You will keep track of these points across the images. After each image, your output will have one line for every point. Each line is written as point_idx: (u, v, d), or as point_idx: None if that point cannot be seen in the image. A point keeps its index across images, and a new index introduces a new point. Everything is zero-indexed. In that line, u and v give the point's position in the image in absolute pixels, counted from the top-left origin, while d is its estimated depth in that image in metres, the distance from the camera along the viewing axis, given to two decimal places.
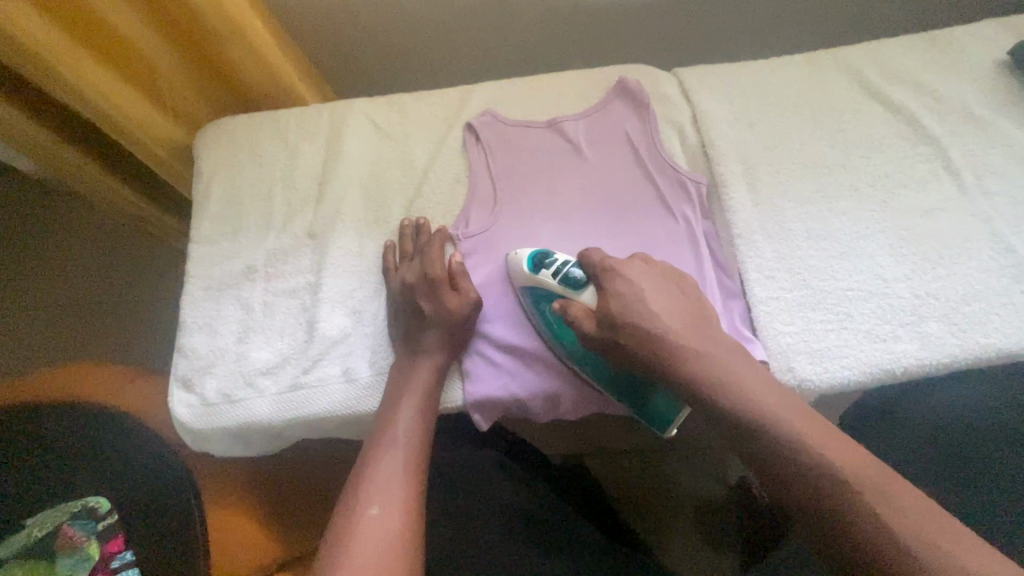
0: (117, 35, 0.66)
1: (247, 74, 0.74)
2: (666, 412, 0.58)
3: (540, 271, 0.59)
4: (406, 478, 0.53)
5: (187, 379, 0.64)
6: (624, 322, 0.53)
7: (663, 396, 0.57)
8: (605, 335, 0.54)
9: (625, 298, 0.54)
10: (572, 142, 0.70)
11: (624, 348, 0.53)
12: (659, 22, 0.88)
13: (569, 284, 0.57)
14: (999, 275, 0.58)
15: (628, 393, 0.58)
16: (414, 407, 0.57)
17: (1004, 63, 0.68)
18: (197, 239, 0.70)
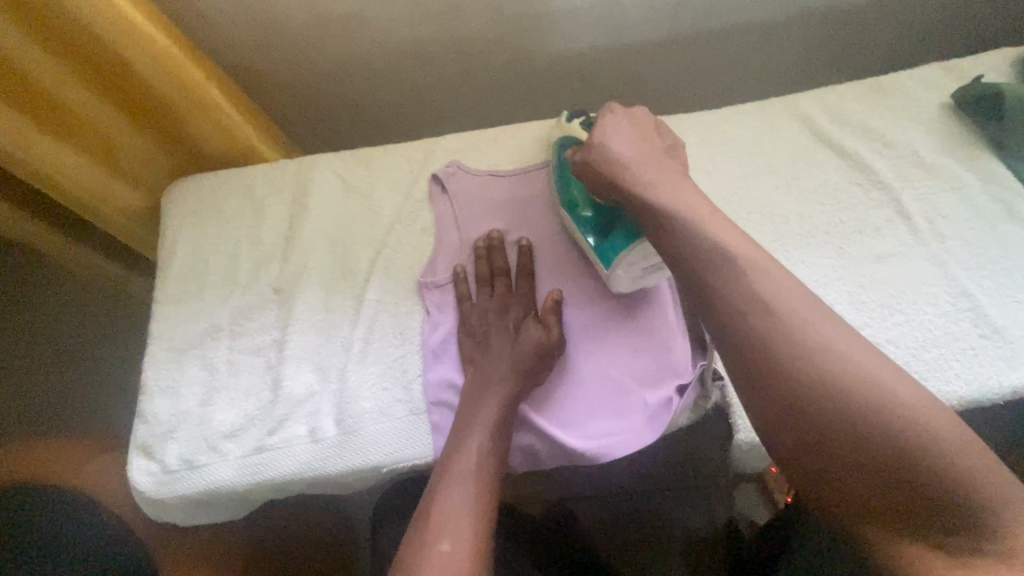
0: (80, 119, 0.67)
1: (205, 132, 0.74)
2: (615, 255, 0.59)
3: None
4: (474, 513, 0.47)
5: (147, 445, 0.62)
6: (600, 147, 0.55)
7: (621, 231, 0.59)
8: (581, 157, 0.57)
9: (608, 132, 0.56)
10: (537, 193, 0.71)
11: (598, 180, 0.56)
12: (619, 72, 0.91)
13: None
14: (956, 318, 0.59)
15: (598, 225, 0.62)
16: (484, 435, 0.53)
17: (947, 108, 0.71)
18: (161, 298, 0.69)
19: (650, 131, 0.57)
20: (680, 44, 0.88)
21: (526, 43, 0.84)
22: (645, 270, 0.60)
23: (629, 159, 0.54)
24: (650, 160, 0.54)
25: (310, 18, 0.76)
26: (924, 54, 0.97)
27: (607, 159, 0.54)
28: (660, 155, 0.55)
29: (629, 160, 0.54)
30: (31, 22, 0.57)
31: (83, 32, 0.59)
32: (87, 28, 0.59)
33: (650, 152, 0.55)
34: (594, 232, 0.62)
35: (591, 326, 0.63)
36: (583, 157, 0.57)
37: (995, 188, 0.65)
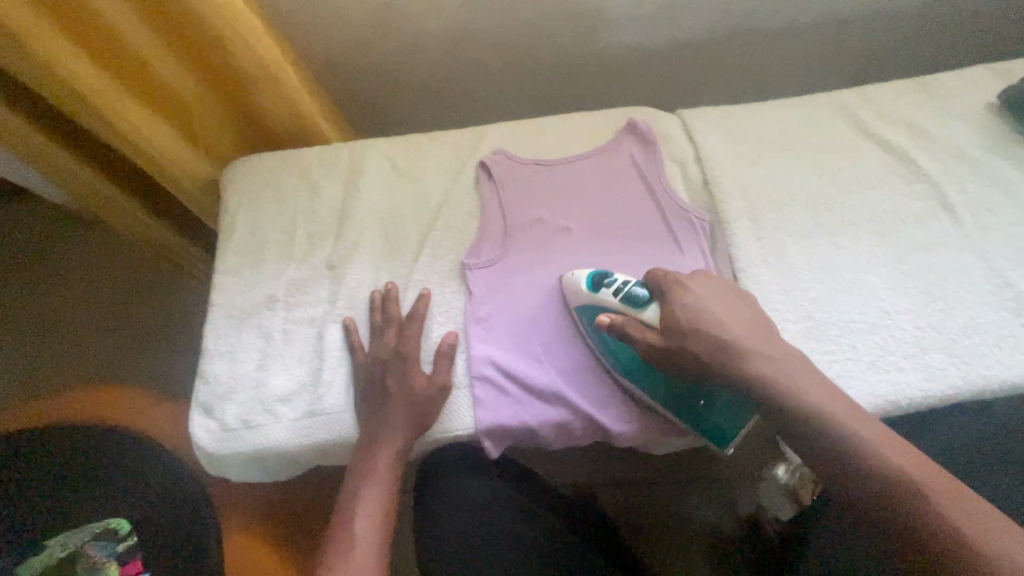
0: (163, 81, 0.73)
1: (272, 111, 0.79)
2: (735, 424, 0.61)
3: (601, 288, 0.61)
4: (377, 553, 0.56)
5: (207, 405, 0.66)
6: (693, 330, 0.55)
7: (724, 407, 0.60)
8: (669, 344, 0.55)
9: (692, 311, 0.56)
10: (582, 179, 0.73)
11: (689, 358, 0.55)
12: (660, 67, 0.93)
13: (633, 300, 0.59)
14: (998, 308, 0.60)
15: (681, 400, 0.60)
16: (387, 462, 0.59)
17: (993, 106, 0.71)
18: (221, 269, 0.73)
19: (725, 292, 0.58)
20: (723, 41, 0.89)
21: (572, 36, 0.86)
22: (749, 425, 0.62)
23: (732, 329, 0.55)
24: (748, 330, 0.55)
25: (368, 9, 0.80)
26: (969, 55, 0.96)
27: (703, 342, 0.54)
28: (755, 321, 0.56)
29: (729, 328, 0.54)
30: None
31: (188, 14, 0.65)
32: (191, 13, 0.65)
33: (741, 325, 0.55)
34: (693, 415, 0.60)
35: None
36: (673, 344, 0.55)
37: None
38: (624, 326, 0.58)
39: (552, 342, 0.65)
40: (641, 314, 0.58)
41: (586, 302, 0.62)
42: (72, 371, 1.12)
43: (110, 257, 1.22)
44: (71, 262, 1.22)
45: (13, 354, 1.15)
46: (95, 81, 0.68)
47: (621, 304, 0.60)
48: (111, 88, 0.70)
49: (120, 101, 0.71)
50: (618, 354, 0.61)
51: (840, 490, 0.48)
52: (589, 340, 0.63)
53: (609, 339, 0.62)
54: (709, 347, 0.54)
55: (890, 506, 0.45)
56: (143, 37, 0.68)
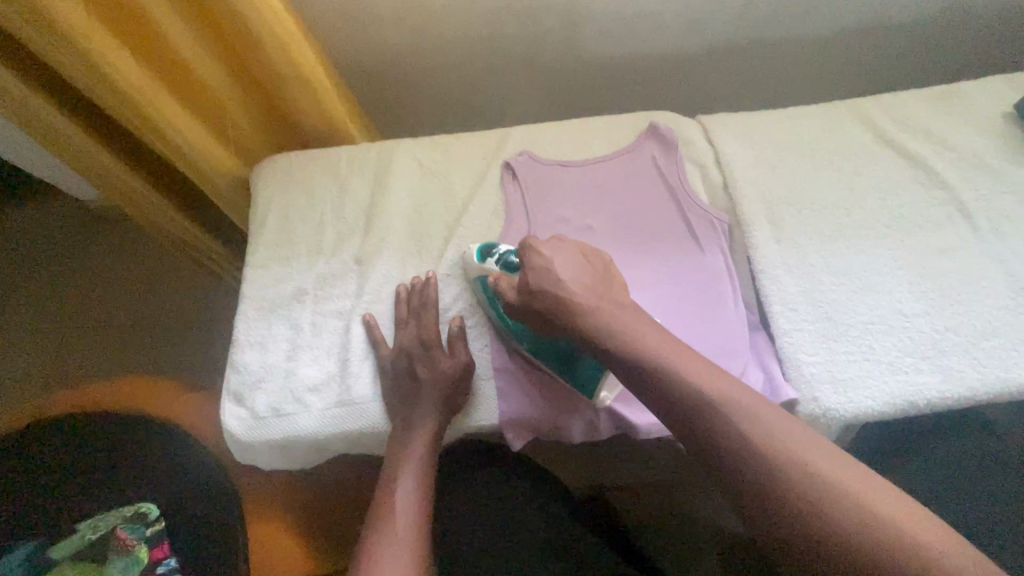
0: (203, 82, 0.76)
1: (304, 109, 0.81)
2: (590, 379, 0.62)
3: (487, 258, 0.67)
4: (415, 528, 0.57)
5: (238, 393, 0.68)
6: (540, 290, 0.58)
7: (584, 362, 0.62)
8: (524, 302, 0.60)
9: (540, 268, 0.59)
10: (604, 180, 0.75)
11: (543, 316, 0.59)
12: (680, 74, 0.95)
13: (507, 266, 0.65)
14: (1016, 312, 0.62)
15: (550, 356, 0.64)
16: (423, 444, 0.62)
17: (1010, 115, 0.73)
18: (252, 262, 0.76)
19: (577, 254, 0.61)
20: (742, 49, 0.91)
21: (595, 43, 0.88)
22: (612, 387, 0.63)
23: (574, 288, 0.57)
24: (591, 286, 0.58)
25: (398, 15, 0.82)
26: (984, 67, 0.98)
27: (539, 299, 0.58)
28: (603, 280, 0.59)
29: (572, 285, 0.57)
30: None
31: (232, 17, 0.67)
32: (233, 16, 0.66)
33: (592, 281, 0.59)
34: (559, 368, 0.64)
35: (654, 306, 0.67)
36: (524, 301, 0.60)
37: None
38: (498, 285, 0.63)
39: None
40: (510, 276, 0.63)
41: (473, 268, 0.68)
42: (96, 363, 1.15)
43: (136, 253, 1.24)
44: (97, 257, 1.25)
45: (37, 345, 1.17)
46: (143, 84, 0.70)
47: (501, 267, 0.65)
48: (155, 91, 0.72)
49: (163, 104, 0.73)
50: (506, 318, 0.66)
51: (743, 499, 0.42)
52: (486, 310, 0.68)
53: (495, 302, 0.66)
54: (556, 305, 0.57)
55: (832, 524, 0.39)
56: (186, 36, 0.71)
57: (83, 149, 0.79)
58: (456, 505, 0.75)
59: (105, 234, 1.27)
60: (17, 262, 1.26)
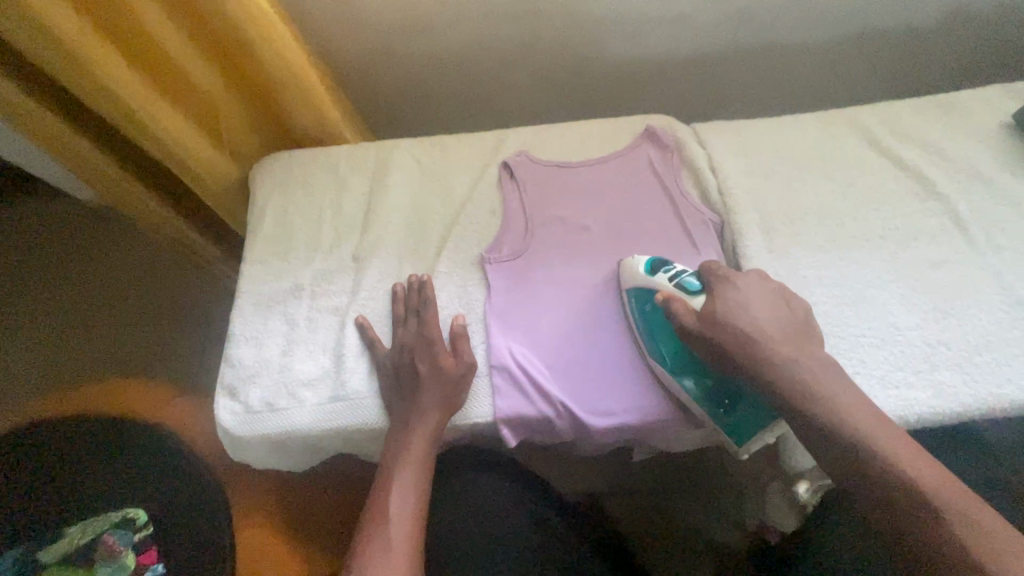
0: (194, 85, 0.77)
1: (295, 108, 0.81)
2: (747, 431, 0.61)
3: (657, 273, 0.63)
4: (410, 531, 0.58)
5: (232, 387, 0.68)
6: (727, 324, 0.57)
7: (750, 411, 0.61)
8: (704, 331, 0.58)
9: (732, 304, 0.59)
10: (601, 183, 0.75)
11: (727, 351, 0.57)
12: (680, 79, 0.96)
13: (684, 287, 0.62)
14: (1010, 325, 0.62)
15: (711, 396, 0.61)
16: (421, 445, 0.61)
17: (1007, 126, 0.73)
18: (249, 258, 0.76)
19: (769, 292, 0.61)
20: (742, 56, 0.92)
21: (595, 47, 0.89)
22: (769, 435, 0.62)
23: (762, 326, 0.57)
24: (731, 316, 0.58)
25: (399, 16, 0.83)
26: (982, 76, 0.98)
27: (722, 330, 0.57)
28: (799, 329, 0.59)
29: (770, 326, 0.58)
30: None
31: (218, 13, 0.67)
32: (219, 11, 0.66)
33: (783, 318, 0.59)
34: (733, 410, 0.61)
35: None
36: (708, 333, 0.58)
37: None
38: (669, 306, 0.60)
39: (569, 337, 0.66)
40: (690, 300, 0.61)
41: (634, 279, 0.65)
42: (94, 360, 1.15)
43: (135, 250, 1.25)
44: (96, 254, 1.25)
45: (35, 342, 1.18)
46: (136, 88, 0.71)
47: (680, 287, 0.62)
48: (149, 95, 0.73)
49: (158, 107, 0.74)
50: (659, 335, 0.63)
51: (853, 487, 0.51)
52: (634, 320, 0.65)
53: (655, 319, 0.64)
54: (745, 343, 0.57)
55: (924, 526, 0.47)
56: (173, 33, 0.71)
57: (78, 147, 0.79)
58: (446, 508, 0.75)
59: (105, 231, 1.27)
60: (15, 259, 1.26)
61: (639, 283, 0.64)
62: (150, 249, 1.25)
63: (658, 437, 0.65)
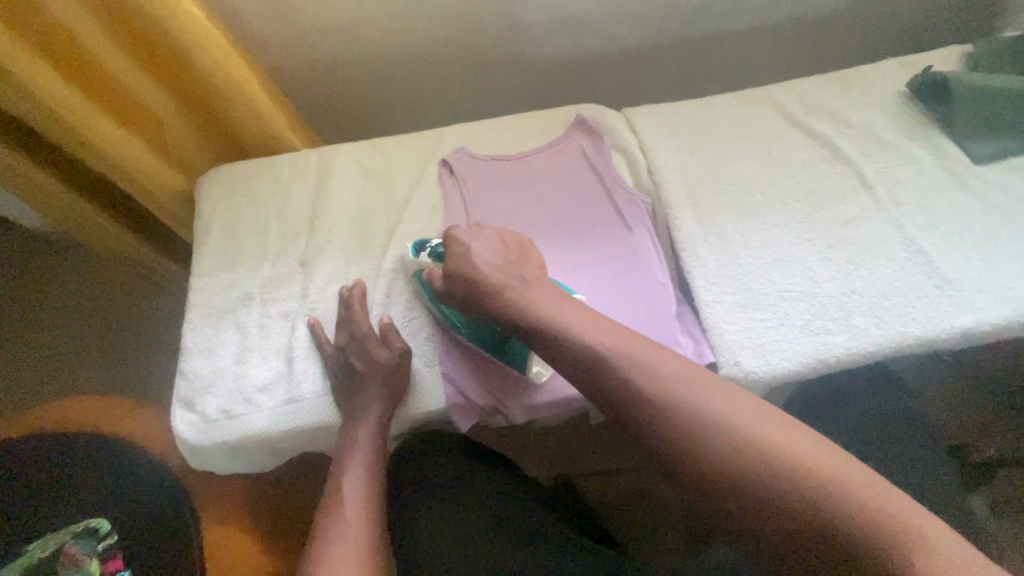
0: (133, 98, 0.77)
1: (241, 112, 0.82)
2: (521, 354, 0.66)
3: (419, 253, 0.71)
4: (363, 502, 0.61)
5: (188, 399, 0.69)
6: (461, 279, 0.63)
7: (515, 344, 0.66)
8: (449, 288, 0.64)
9: (461, 257, 0.63)
10: (536, 173, 0.79)
11: (464, 301, 0.63)
12: (611, 71, 1.01)
13: (437, 257, 0.69)
14: (913, 272, 0.67)
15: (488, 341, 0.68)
16: (371, 426, 0.65)
17: (904, 95, 0.80)
18: (197, 271, 0.77)
19: (494, 240, 0.65)
20: (665, 44, 0.97)
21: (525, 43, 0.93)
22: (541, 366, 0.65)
23: (491, 271, 0.62)
24: (470, 260, 0.63)
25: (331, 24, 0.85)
26: (887, 53, 1.06)
27: (469, 282, 0.62)
28: (519, 259, 0.63)
29: (483, 267, 0.62)
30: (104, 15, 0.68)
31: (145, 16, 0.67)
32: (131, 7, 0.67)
33: (506, 257, 0.63)
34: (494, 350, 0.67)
35: (588, 287, 0.71)
36: (452, 290, 0.64)
37: (948, 163, 0.73)
38: (430, 278, 0.67)
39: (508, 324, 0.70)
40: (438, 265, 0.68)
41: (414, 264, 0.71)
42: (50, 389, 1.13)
43: (86, 276, 1.23)
44: (47, 281, 1.23)
45: None
46: (71, 102, 0.71)
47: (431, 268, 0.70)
48: (85, 107, 0.73)
49: (93, 120, 0.74)
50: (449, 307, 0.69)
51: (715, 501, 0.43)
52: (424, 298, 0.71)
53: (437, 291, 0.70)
54: (474, 288, 0.62)
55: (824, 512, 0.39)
56: (108, 44, 0.71)
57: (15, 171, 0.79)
58: (415, 498, 0.76)
59: (55, 258, 1.25)
60: None
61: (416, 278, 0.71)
62: (102, 273, 1.23)
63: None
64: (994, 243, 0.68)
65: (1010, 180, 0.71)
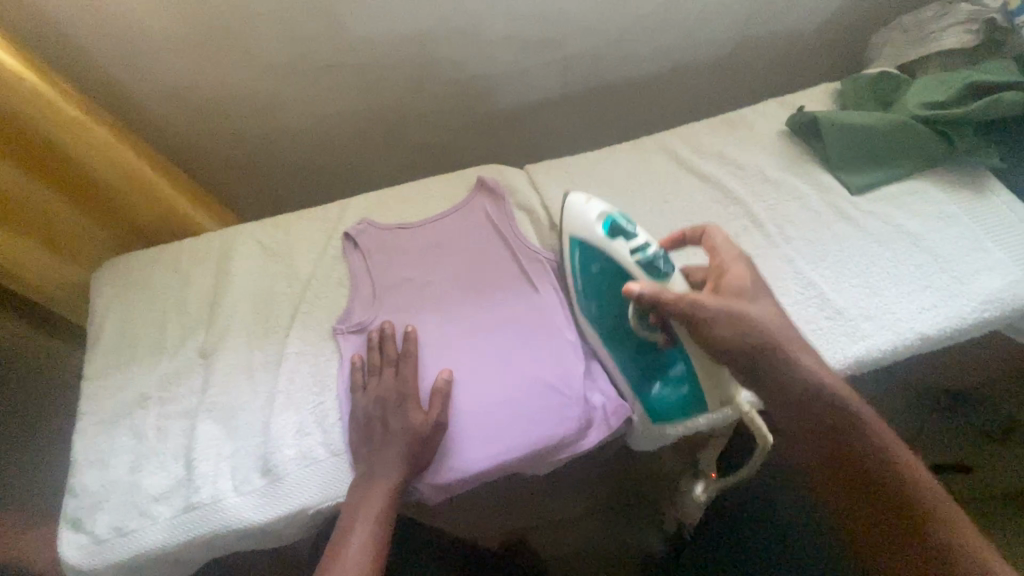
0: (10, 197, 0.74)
1: (121, 197, 0.80)
2: (676, 415, 0.66)
3: (616, 238, 0.64)
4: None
5: (77, 519, 0.64)
6: (739, 321, 0.57)
7: (676, 374, 0.66)
8: (727, 331, 0.56)
9: (738, 294, 0.60)
10: (441, 238, 0.79)
11: (720, 335, 0.57)
12: (513, 122, 1.07)
13: (655, 267, 0.62)
14: (806, 304, 0.69)
15: (645, 362, 0.68)
16: (382, 496, 0.60)
17: (784, 133, 0.84)
18: (88, 374, 0.73)
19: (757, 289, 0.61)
20: (561, 94, 1.03)
21: (426, 95, 0.97)
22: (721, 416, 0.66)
23: (771, 325, 0.57)
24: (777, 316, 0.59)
25: (225, 91, 0.88)
26: (766, 89, 1.15)
27: (736, 325, 0.56)
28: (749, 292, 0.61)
29: (755, 316, 0.57)
30: None
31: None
32: None
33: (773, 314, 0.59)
34: (687, 395, 0.66)
35: (497, 352, 0.70)
36: (716, 322, 0.57)
37: (828, 195, 0.77)
38: (642, 296, 0.57)
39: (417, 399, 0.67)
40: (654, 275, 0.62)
41: (570, 224, 0.69)
42: None
43: None
44: None
45: None
46: None
47: (598, 244, 0.65)
48: None
49: None
50: (592, 274, 0.68)
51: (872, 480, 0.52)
52: (569, 261, 0.70)
53: (597, 263, 0.67)
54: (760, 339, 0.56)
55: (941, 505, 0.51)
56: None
57: None
58: None
59: None
60: None
61: (568, 235, 0.69)
62: None
63: (525, 471, 0.67)
64: (874, 270, 0.71)
65: (883, 209, 0.75)
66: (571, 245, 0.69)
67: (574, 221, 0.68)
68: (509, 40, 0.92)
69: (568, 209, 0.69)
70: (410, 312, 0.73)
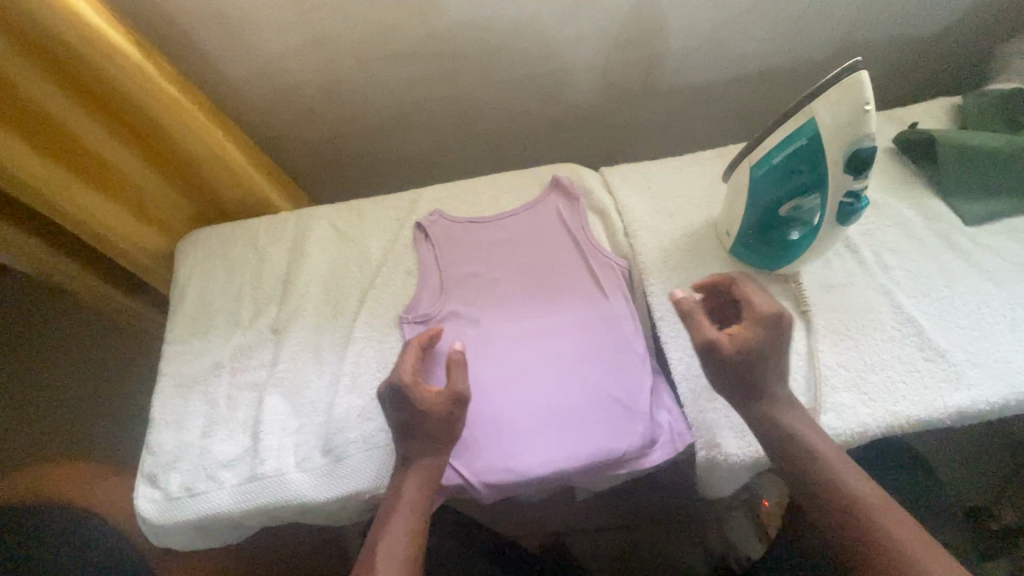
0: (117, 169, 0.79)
1: (205, 173, 0.83)
2: (757, 261, 0.70)
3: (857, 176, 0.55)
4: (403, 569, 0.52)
5: (152, 475, 0.68)
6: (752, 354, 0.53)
7: (777, 253, 0.68)
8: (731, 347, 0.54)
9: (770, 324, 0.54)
10: (511, 236, 0.78)
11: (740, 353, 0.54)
12: (591, 121, 1.04)
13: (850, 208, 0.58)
14: (903, 342, 0.64)
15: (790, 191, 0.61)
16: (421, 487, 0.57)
17: (890, 151, 0.78)
18: (169, 338, 0.76)
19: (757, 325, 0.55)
20: (643, 96, 1.00)
21: (505, 88, 0.95)
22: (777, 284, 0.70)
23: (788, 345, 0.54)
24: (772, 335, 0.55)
25: (311, 77, 0.90)
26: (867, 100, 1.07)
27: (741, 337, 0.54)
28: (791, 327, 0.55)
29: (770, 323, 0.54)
30: (80, 90, 0.71)
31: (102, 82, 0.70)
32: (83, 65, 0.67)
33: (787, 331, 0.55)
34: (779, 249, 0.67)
35: (562, 358, 0.68)
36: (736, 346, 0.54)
37: (936, 223, 0.71)
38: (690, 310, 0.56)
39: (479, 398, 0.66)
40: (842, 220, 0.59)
41: (834, 103, 0.53)
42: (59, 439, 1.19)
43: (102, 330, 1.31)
44: (67, 334, 1.31)
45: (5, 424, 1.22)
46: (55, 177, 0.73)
47: (823, 159, 0.56)
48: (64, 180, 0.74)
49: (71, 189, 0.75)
50: (796, 161, 0.57)
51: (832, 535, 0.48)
52: (778, 136, 0.58)
53: (810, 152, 0.56)
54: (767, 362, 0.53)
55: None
56: (81, 124, 0.73)
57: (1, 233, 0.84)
58: None
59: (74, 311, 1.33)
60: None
61: (812, 109, 0.54)
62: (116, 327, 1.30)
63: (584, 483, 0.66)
64: (987, 312, 0.64)
65: (1006, 246, 0.68)
66: (802, 128, 0.56)
67: (839, 107, 0.53)
68: (596, 36, 0.89)
69: (857, 84, 0.51)
70: (475, 310, 0.72)
